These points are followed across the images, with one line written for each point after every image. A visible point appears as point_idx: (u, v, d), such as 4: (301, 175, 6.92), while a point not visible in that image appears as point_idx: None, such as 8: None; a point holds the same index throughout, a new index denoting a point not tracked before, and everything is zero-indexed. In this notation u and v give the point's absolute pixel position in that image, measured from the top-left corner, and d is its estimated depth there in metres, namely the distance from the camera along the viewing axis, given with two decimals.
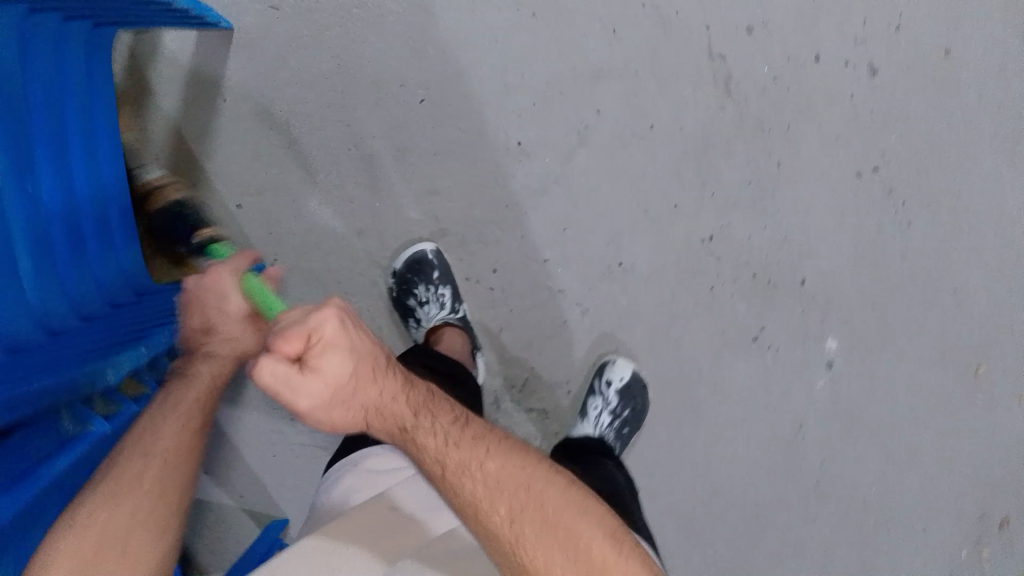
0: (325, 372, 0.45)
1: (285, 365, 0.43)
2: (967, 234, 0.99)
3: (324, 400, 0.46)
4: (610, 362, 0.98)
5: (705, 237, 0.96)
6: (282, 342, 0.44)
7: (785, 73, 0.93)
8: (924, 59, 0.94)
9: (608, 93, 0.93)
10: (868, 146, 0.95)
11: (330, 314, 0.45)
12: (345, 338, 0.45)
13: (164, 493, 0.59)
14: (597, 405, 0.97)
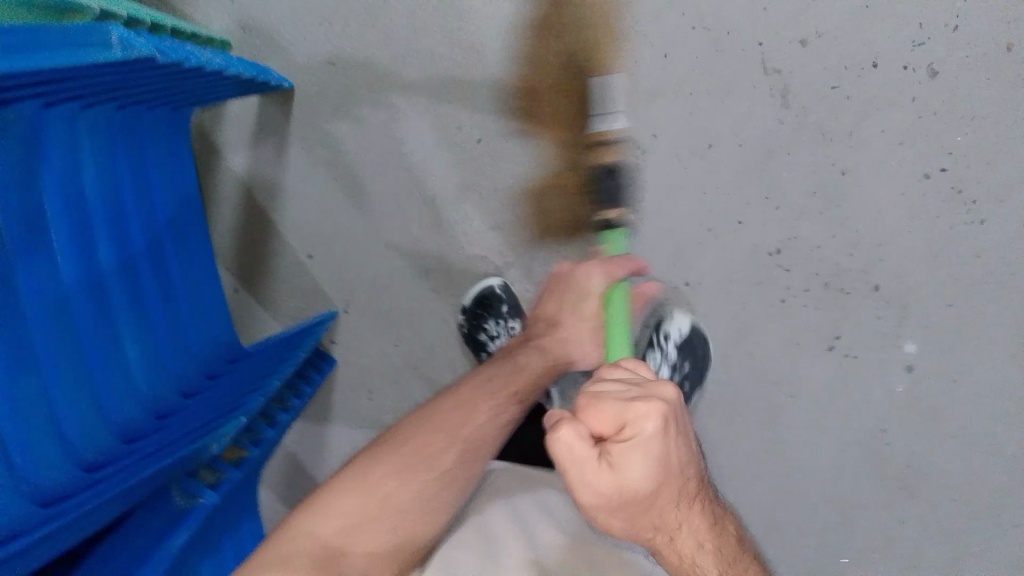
0: (625, 471, 0.54)
1: (585, 448, 0.53)
2: None
3: (616, 493, 0.54)
4: (668, 314, 1.00)
5: (771, 249, 0.96)
6: (595, 422, 0.54)
7: (844, 81, 0.91)
8: (988, 52, 0.88)
9: (668, 115, 0.94)
10: (936, 145, 0.92)
11: (639, 410, 0.54)
12: (650, 432, 0.53)
13: (410, 489, 0.77)
14: (656, 359, 1.00)
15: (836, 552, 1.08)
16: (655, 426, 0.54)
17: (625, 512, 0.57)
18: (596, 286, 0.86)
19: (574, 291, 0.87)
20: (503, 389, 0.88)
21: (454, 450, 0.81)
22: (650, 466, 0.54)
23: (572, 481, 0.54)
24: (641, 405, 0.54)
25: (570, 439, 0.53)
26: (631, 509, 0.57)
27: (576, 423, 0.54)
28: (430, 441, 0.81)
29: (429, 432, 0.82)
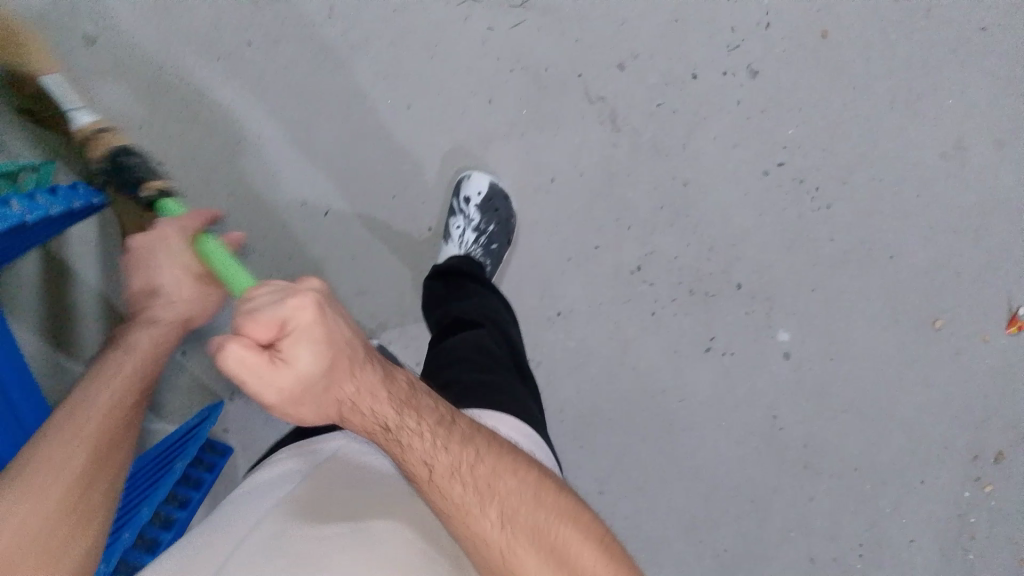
0: (296, 367, 0.44)
1: (256, 358, 0.42)
2: (891, 196, 0.98)
3: (287, 394, 0.45)
4: (467, 176, 0.93)
5: (632, 267, 0.98)
6: (252, 325, 0.42)
7: (667, 96, 0.93)
8: (801, 44, 0.94)
9: (505, 157, 0.95)
10: (769, 143, 0.95)
11: (306, 309, 0.44)
12: (319, 328, 0.44)
13: (44, 516, 0.51)
14: (460, 225, 0.94)
15: (762, 551, 1.07)
16: (322, 318, 0.45)
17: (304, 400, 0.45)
18: (175, 273, 0.65)
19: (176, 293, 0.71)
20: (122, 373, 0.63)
21: (81, 453, 0.55)
22: (323, 354, 0.45)
23: (251, 396, 0.43)
24: (305, 284, 0.45)
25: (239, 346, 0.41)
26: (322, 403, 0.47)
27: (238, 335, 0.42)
28: (71, 444, 0.55)
29: (65, 429, 0.56)
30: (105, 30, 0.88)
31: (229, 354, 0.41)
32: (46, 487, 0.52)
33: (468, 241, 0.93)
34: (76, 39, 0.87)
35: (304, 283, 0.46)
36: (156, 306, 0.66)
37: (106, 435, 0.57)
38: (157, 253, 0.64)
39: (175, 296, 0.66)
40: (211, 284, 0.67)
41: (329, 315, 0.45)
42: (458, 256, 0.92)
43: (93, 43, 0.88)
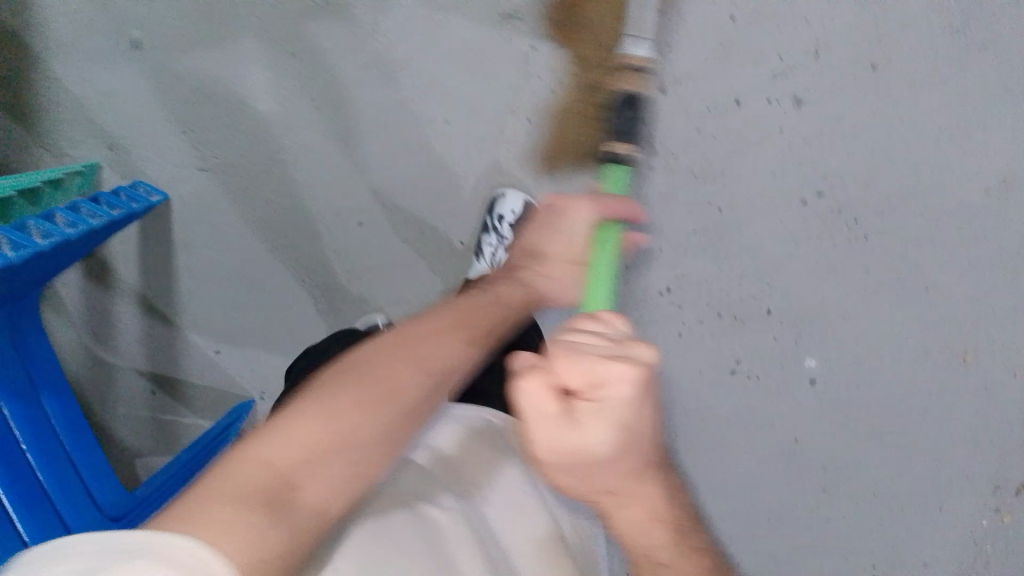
0: (588, 437, 0.40)
1: (550, 403, 0.39)
2: (934, 229, 0.93)
3: (565, 456, 0.41)
4: (502, 196, 0.92)
5: (661, 289, 1.00)
6: (567, 372, 0.39)
7: (707, 122, 0.94)
8: (851, 75, 0.91)
9: (538, 177, 0.93)
10: (809, 171, 0.94)
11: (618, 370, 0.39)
12: (644, 411, 0.40)
13: (381, 424, 0.51)
14: (493, 243, 0.93)
15: (778, 571, 1.08)
16: (646, 396, 0.40)
17: (579, 479, 0.42)
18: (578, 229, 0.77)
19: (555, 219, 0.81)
20: (475, 322, 0.64)
21: (440, 366, 0.58)
22: (621, 435, 0.41)
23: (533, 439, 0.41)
24: (641, 348, 0.40)
25: (533, 388, 0.39)
26: (597, 485, 0.43)
27: (544, 377, 0.39)
28: (442, 352, 0.59)
29: (394, 362, 0.56)
30: (150, 36, 0.90)
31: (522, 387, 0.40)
32: (400, 395, 0.53)
33: (498, 260, 0.92)
34: (122, 45, 0.90)
35: (642, 348, 0.40)
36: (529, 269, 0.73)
37: (425, 394, 0.56)
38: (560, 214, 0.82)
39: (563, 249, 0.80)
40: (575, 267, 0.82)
41: (652, 395, 0.41)
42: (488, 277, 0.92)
43: (139, 48, 0.90)
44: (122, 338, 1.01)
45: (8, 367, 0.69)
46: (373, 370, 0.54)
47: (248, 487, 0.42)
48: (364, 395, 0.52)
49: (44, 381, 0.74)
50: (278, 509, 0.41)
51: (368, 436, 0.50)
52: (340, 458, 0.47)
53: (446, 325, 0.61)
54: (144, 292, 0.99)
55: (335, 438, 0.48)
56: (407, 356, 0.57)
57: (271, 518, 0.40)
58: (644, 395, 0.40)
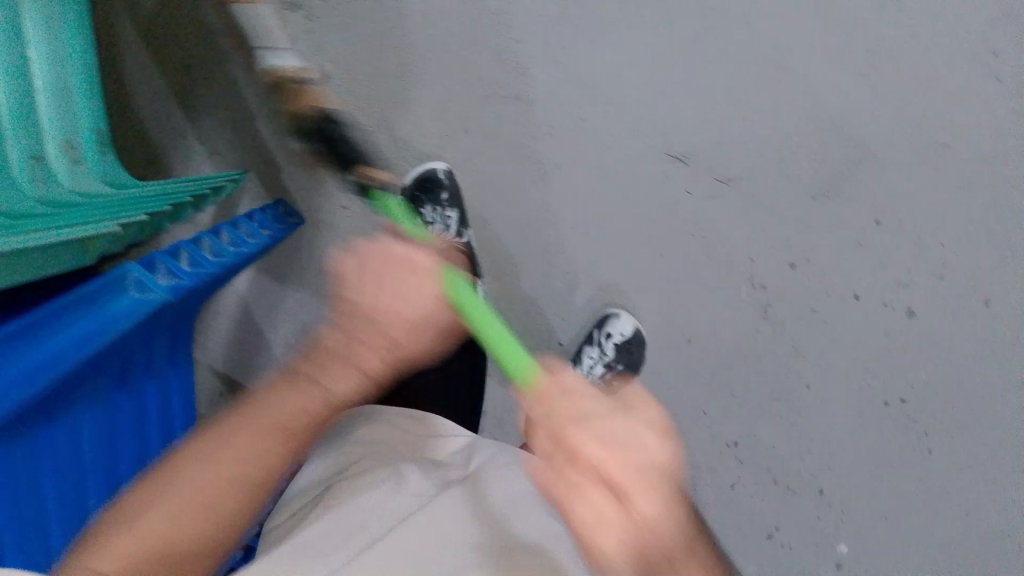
0: (641, 515, 0.36)
1: (595, 492, 0.37)
2: (997, 467, 0.97)
3: (634, 553, 0.37)
4: (614, 315, 0.98)
5: (728, 441, 1.01)
6: (586, 447, 0.38)
7: (824, 306, 0.96)
8: (963, 305, 0.95)
9: (654, 307, 0.99)
10: (900, 379, 0.97)
11: (572, 427, 0.39)
12: (655, 501, 0.37)
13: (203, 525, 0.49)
14: (592, 355, 0.99)
15: None
16: (662, 464, 0.39)
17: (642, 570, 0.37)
18: (398, 304, 0.59)
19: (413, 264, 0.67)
20: (365, 359, 0.58)
21: (275, 442, 0.54)
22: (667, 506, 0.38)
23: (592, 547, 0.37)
24: (619, 419, 0.40)
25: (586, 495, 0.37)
26: (656, 564, 0.37)
27: (575, 460, 0.38)
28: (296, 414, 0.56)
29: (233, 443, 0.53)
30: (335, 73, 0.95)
31: (575, 484, 0.38)
32: (199, 493, 0.50)
33: (594, 373, 0.99)
34: (309, 74, 0.94)
35: (652, 438, 0.40)
36: (365, 331, 0.58)
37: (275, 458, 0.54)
38: (411, 274, 0.60)
39: (396, 313, 0.59)
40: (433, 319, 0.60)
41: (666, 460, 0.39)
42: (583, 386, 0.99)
43: (322, 79, 0.94)
44: (219, 323, 1.09)
45: (149, 364, 0.72)
46: (200, 466, 0.51)
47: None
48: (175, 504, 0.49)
49: (176, 383, 0.77)
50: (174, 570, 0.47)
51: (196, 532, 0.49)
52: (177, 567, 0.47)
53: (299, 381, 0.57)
54: (253, 292, 1.06)
55: (155, 548, 0.47)
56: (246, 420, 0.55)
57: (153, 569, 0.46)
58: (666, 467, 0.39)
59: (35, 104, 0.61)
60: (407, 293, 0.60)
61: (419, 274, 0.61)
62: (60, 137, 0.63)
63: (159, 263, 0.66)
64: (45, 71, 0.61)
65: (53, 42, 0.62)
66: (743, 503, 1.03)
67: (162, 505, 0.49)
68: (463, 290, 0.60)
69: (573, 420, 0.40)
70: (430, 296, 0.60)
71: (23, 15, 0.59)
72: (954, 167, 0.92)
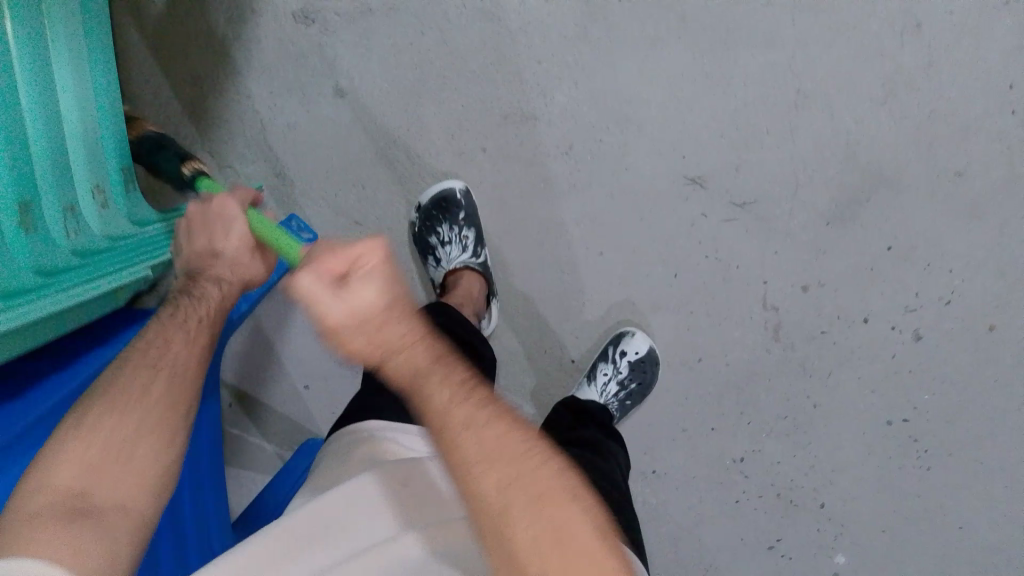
0: (352, 299, 0.47)
1: (321, 286, 0.47)
2: (989, 480, 1.00)
3: (347, 325, 0.46)
4: (629, 333, 0.97)
5: (735, 457, 1.02)
6: (328, 260, 0.48)
7: (833, 328, 0.97)
8: (968, 329, 0.96)
9: (666, 326, 0.98)
10: (904, 399, 0.99)
11: (321, 285, 0.47)
12: (365, 290, 0.47)
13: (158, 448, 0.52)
14: (607, 371, 0.97)
15: None
16: (375, 269, 0.48)
17: (366, 342, 0.46)
18: (242, 237, 0.64)
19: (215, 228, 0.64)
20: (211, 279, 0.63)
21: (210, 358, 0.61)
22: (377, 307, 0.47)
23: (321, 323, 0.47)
24: (355, 279, 0.47)
25: (305, 281, 0.48)
26: (374, 349, 0.46)
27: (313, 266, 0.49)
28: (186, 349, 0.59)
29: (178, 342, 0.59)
30: (357, 89, 0.90)
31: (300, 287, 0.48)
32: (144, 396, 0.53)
33: (608, 391, 0.97)
34: (327, 89, 0.90)
35: (367, 246, 0.49)
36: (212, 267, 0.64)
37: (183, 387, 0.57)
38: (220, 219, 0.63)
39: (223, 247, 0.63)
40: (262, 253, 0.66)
41: (382, 277, 0.48)
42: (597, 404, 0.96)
43: (343, 95, 0.90)
44: None
45: None
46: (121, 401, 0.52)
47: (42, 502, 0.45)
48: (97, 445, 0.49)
49: None
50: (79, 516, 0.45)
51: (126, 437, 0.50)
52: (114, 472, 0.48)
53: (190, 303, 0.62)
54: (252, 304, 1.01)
55: (86, 475, 0.47)
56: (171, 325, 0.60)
57: (76, 525, 0.44)
58: (376, 278, 0.48)
59: (74, 148, 0.59)
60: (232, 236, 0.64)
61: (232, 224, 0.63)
62: (93, 180, 0.62)
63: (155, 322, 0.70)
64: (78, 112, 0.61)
65: (86, 82, 0.62)
66: (747, 517, 1.04)
67: (118, 412, 0.51)
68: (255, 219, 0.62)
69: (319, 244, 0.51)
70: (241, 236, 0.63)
71: (61, 59, 0.58)
72: (968, 193, 0.92)
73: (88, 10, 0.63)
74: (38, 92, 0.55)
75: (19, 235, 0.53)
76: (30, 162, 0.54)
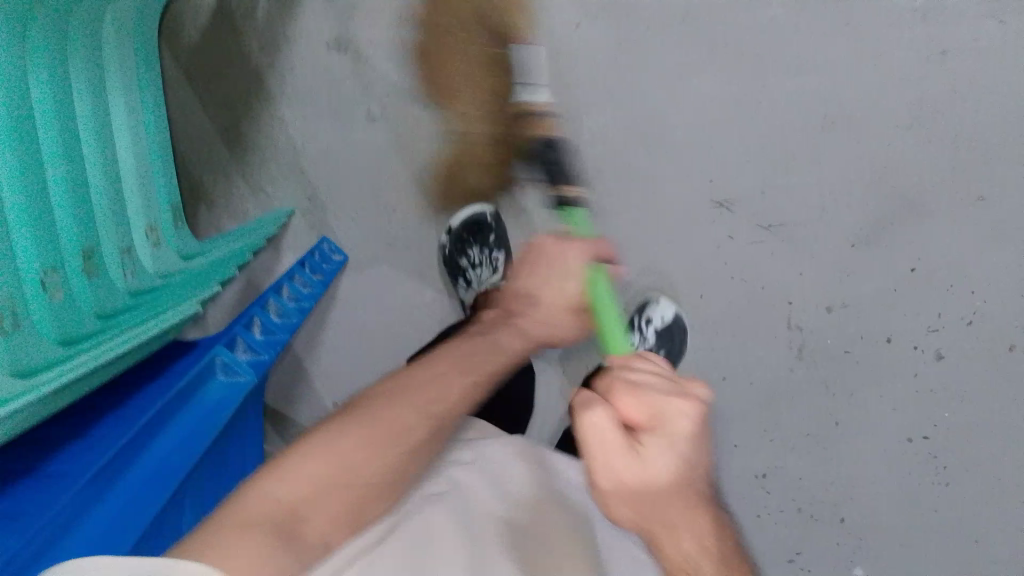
0: (648, 464, 0.47)
1: (615, 435, 0.47)
2: (1010, 497, 1.00)
3: (629, 485, 0.47)
4: (653, 300, 0.98)
5: (758, 473, 1.05)
6: (629, 407, 0.47)
7: (856, 348, 0.99)
8: (989, 348, 0.97)
9: (693, 346, 1.01)
10: (924, 417, 1.00)
11: (614, 433, 0.47)
12: (660, 460, 0.47)
13: (380, 463, 0.59)
14: (634, 342, 0.99)
15: None
16: (679, 426, 0.47)
17: (642, 508, 0.48)
18: (570, 289, 0.73)
19: (550, 265, 0.74)
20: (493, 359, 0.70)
21: (429, 429, 0.63)
22: (678, 464, 0.48)
23: (593, 464, 0.47)
24: (650, 437, 0.47)
25: (599, 421, 0.46)
26: (648, 518, 0.48)
27: (606, 408, 0.47)
28: (413, 417, 0.62)
29: (398, 409, 0.62)
30: (388, 114, 0.89)
31: (585, 425, 0.47)
32: (393, 428, 0.61)
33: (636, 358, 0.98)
34: (359, 114, 0.90)
35: (683, 401, 0.47)
36: (527, 318, 0.76)
37: (411, 434, 0.61)
38: (555, 266, 0.74)
39: (548, 300, 0.75)
40: (579, 317, 0.75)
41: (685, 437, 0.47)
42: None
43: (373, 120, 0.90)
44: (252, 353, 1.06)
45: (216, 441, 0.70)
46: (306, 456, 0.56)
47: (268, 513, 0.50)
48: (310, 480, 0.55)
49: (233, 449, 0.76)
50: (292, 529, 0.50)
51: (368, 473, 0.58)
52: (326, 500, 0.55)
53: (461, 359, 0.69)
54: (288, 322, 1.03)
55: (320, 487, 0.55)
56: (397, 400, 0.63)
57: (280, 535, 0.49)
58: (685, 434, 0.47)
59: (128, 190, 0.64)
60: (553, 284, 0.74)
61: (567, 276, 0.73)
62: (144, 220, 0.66)
63: (219, 358, 0.74)
64: (127, 159, 0.65)
65: (134, 132, 0.66)
66: (768, 529, 1.06)
67: (344, 432, 0.59)
68: (604, 298, 0.69)
69: (619, 384, 0.49)
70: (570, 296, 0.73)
71: (113, 110, 0.63)
72: (991, 218, 0.93)
73: (136, 56, 0.67)
74: (95, 142, 0.60)
75: (82, 280, 0.56)
76: (88, 210, 0.58)
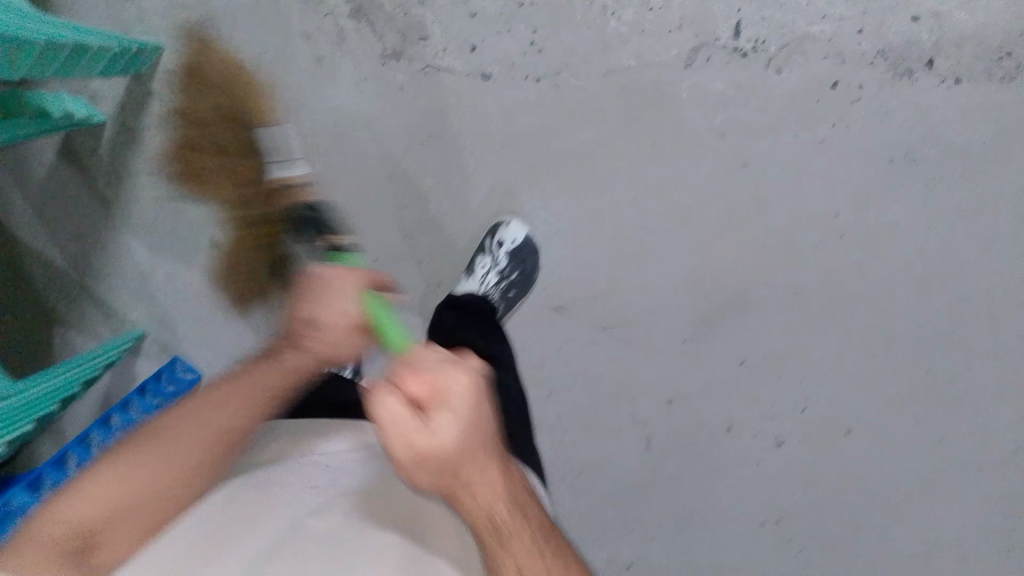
0: (439, 432, 0.50)
1: (404, 413, 0.50)
2: (862, 569, 1.05)
3: (428, 458, 0.50)
4: (504, 223, 0.96)
5: (624, 562, 1.06)
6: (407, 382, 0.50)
7: (701, 439, 1.03)
8: (828, 432, 1.02)
9: (546, 443, 1.05)
10: (775, 502, 1.04)
11: (404, 410, 0.50)
12: (449, 428, 0.50)
13: (141, 494, 0.59)
14: (484, 264, 0.94)
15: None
16: (462, 396, 0.51)
17: (438, 475, 0.51)
18: (344, 316, 0.66)
19: (318, 293, 0.66)
20: (285, 370, 0.69)
21: (213, 449, 0.63)
22: (467, 428, 0.51)
23: (391, 445, 0.50)
24: (438, 415, 0.50)
25: (389, 403, 0.49)
26: (448, 480, 0.51)
27: (394, 397, 0.50)
28: (212, 421, 0.64)
29: (186, 428, 0.64)
30: (235, 240, 0.96)
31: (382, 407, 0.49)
32: (171, 460, 0.61)
33: (489, 279, 0.93)
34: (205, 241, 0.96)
35: (457, 373, 0.52)
36: (307, 342, 0.68)
37: (202, 459, 0.63)
38: (337, 288, 0.66)
39: (323, 319, 0.66)
40: (363, 339, 0.68)
41: (469, 403, 0.51)
42: (476, 292, 0.91)
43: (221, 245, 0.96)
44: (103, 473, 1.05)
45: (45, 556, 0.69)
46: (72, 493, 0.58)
47: (51, 547, 0.54)
48: (58, 529, 0.55)
49: None
50: (74, 561, 0.54)
51: (141, 499, 0.59)
52: (120, 530, 0.58)
53: (266, 367, 0.69)
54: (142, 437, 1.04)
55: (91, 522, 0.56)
56: (191, 418, 0.64)
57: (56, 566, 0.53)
58: (470, 392, 0.51)
59: None
60: (325, 317, 0.66)
61: (331, 309, 0.66)
62: None
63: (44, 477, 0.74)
64: None
65: None
66: None
67: (125, 469, 0.60)
68: (376, 307, 0.66)
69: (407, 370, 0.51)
70: (342, 319, 0.66)
71: None
72: (809, 312, 1.00)
73: None
74: None
75: None
76: None
